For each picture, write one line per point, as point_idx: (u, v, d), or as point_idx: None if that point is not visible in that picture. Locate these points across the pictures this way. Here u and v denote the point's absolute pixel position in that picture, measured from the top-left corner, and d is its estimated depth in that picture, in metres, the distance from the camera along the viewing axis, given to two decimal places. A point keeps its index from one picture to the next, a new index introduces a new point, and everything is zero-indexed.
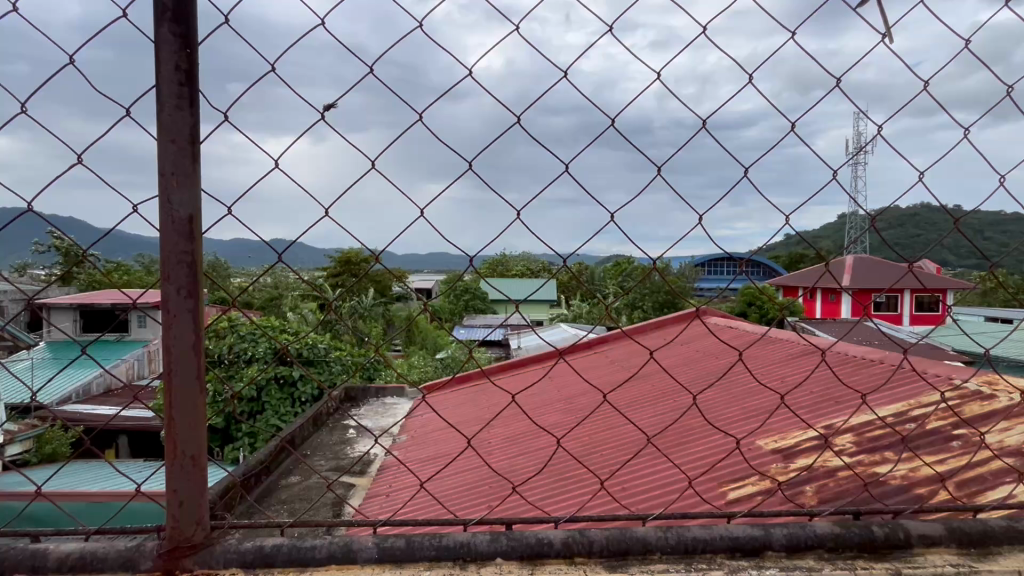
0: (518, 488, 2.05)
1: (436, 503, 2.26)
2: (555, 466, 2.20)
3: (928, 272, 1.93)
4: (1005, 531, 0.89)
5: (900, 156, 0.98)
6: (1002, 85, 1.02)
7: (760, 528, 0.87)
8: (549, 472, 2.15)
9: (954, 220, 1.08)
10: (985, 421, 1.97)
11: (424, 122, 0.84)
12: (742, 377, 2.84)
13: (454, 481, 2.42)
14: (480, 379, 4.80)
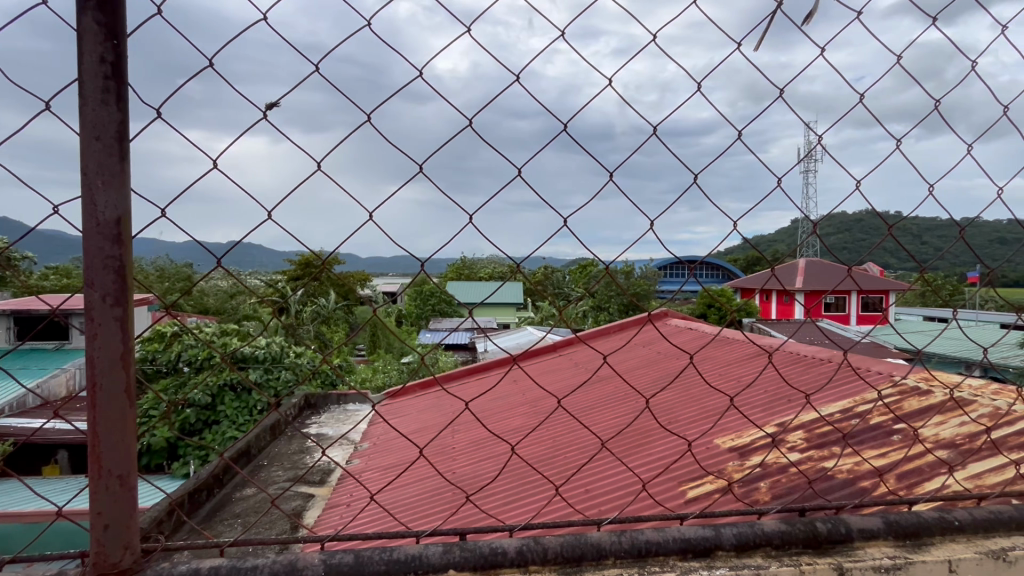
0: (482, 495, 2.03)
1: (393, 513, 2.22)
2: (519, 471, 2.20)
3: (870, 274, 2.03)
4: (936, 522, 0.94)
5: (845, 163, 1.02)
6: (931, 100, 1.09)
7: (711, 529, 0.89)
8: (511, 477, 2.14)
9: (890, 226, 1.14)
10: (922, 416, 2.09)
11: (372, 122, 0.81)
12: (699, 378, 2.91)
13: (415, 490, 2.38)
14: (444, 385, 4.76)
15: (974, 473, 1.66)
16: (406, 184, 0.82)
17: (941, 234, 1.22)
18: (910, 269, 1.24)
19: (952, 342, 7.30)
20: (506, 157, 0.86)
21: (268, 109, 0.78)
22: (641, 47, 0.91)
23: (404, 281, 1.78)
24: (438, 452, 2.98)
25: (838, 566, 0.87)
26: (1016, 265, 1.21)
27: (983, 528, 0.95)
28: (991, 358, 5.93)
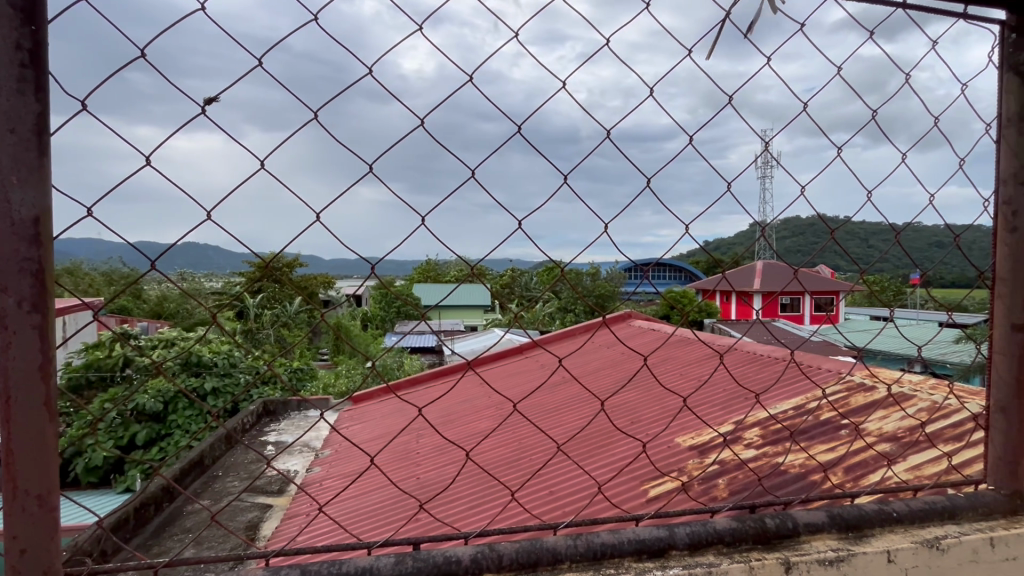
0: (446, 500, 2.02)
1: (353, 522, 2.18)
2: (484, 475, 2.19)
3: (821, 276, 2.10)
4: (876, 514, 0.98)
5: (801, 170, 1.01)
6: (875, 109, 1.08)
7: (665, 529, 0.90)
8: (476, 482, 2.13)
9: (832, 230, 1.18)
10: (866, 411, 2.19)
11: (318, 120, 0.76)
12: (661, 377, 2.98)
13: (379, 497, 2.34)
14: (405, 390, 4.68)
15: (914, 464, 1.75)
16: (354, 185, 0.76)
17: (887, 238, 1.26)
18: (855, 272, 1.28)
19: (895, 339, 7.72)
20: (460, 158, 0.82)
21: (206, 103, 0.73)
22: (597, 48, 0.90)
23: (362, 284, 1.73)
24: (400, 459, 2.93)
25: (785, 561, 0.90)
26: (951, 267, 1.26)
27: (918, 518, 0.99)
28: (930, 354, 6.30)
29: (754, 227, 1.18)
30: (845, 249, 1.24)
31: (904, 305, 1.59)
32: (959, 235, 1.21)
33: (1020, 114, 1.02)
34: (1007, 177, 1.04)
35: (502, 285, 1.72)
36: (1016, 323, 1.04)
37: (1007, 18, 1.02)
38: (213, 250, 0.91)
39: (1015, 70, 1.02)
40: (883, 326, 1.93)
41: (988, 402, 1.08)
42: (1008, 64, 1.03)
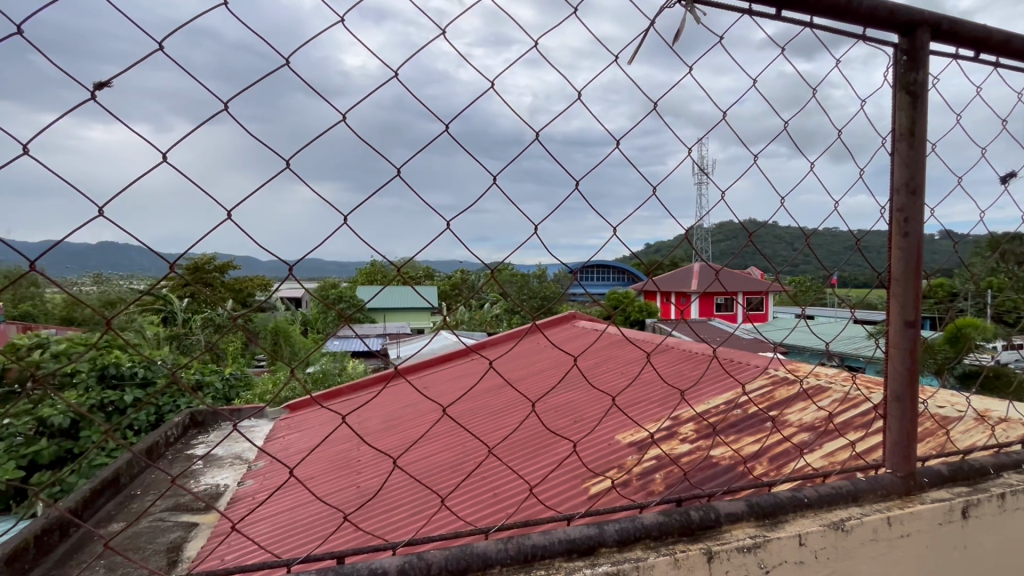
0: (392, 509, 1.97)
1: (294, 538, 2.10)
2: (428, 481, 2.15)
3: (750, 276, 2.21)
4: (789, 501, 1.04)
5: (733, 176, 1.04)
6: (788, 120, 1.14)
7: (595, 527, 0.92)
8: (421, 490, 2.09)
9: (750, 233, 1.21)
10: (789, 403, 2.35)
11: (230, 112, 0.73)
12: (604, 376, 3.05)
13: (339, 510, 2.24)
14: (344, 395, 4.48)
15: (828, 451, 1.89)
16: (271, 181, 0.75)
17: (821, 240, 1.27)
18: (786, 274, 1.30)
19: (813, 336, 8.37)
20: (383, 155, 0.83)
21: (98, 88, 0.66)
22: (521, 53, 0.91)
23: (306, 289, 1.63)
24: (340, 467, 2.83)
25: (707, 550, 0.93)
26: (868, 266, 1.32)
27: (826, 503, 1.07)
28: (843, 348, 6.88)
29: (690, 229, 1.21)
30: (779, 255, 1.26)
31: (822, 303, 1.70)
32: (860, 238, 1.28)
33: (910, 129, 1.12)
34: (900, 186, 1.14)
35: (450, 287, 1.69)
36: (909, 319, 1.14)
37: (899, 40, 1.12)
38: (128, 250, 0.81)
39: (906, 89, 1.12)
40: (803, 322, 2.06)
41: (886, 393, 1.17)
42: (900, 83, 1.13)
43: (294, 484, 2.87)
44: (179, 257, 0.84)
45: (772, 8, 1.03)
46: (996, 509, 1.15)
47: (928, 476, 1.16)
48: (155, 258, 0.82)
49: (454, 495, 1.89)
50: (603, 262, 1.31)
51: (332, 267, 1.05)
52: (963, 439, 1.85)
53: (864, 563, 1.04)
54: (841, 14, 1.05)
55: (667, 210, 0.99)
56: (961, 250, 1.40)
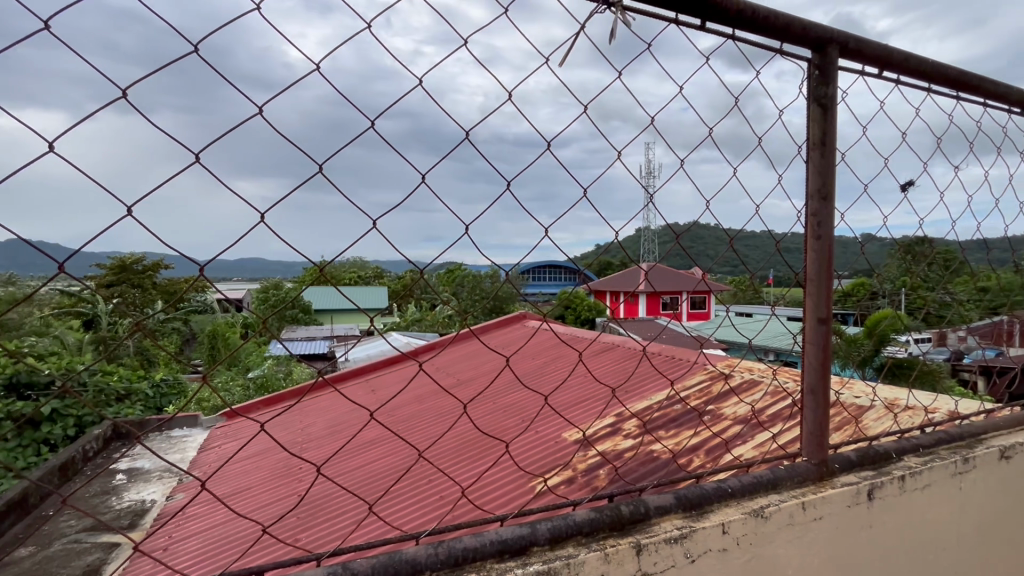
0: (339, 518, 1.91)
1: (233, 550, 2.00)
2: (378, 485, 2.10)
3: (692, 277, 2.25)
4: (714, 491, 1.09)
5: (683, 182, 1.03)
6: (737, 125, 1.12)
7: (527, 527, 0.92)
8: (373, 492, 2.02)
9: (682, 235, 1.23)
10: (725, 397, 2.46)
11: (128, 100, 0.67)
12: (553, 376, 3.08)
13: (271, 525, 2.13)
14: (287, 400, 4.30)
15: (759, 441, 2.00)
16: (176, 176, 0.68)
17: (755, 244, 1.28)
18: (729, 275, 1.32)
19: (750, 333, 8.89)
20: (305, 151, 0.76)
21: None
22: (456, 48, 0.85)
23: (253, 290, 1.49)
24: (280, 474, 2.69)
25: (636, 544, 0.95)
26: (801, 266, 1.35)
27: (748, 491, 1.12)
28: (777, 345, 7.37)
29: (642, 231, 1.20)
30: (716, 255, 1.28)
31: (758, 302, 1.77)
32: (779, 241, 1.29)
33: (821, 139, 1.20)
34: (814, 192, 1.21)
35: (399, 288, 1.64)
36: (822, 317, 1.22)
37: (812, 56, 1.20)
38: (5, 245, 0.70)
39: (818, 102, 1.20)
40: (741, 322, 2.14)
41: (803, 386, 1.25)
42: (813, 96, 1.20)
43: (229, 495, 2.71)
44: (73, 257, 0.73)
45: (697, 20, 1.08)
46: (897, 490, 1.25)
47: (839, 461, 1.25)
48: (43, 258, 0.71)
49: (404, 496, 1.87)
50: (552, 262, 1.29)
51: (277, 266, 0.99)
52: (875, 426, 2.02)
53: (782, 547, 1.10)
54: (760, 27, 1.11)
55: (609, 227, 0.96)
56: (873, 251, 1.51)
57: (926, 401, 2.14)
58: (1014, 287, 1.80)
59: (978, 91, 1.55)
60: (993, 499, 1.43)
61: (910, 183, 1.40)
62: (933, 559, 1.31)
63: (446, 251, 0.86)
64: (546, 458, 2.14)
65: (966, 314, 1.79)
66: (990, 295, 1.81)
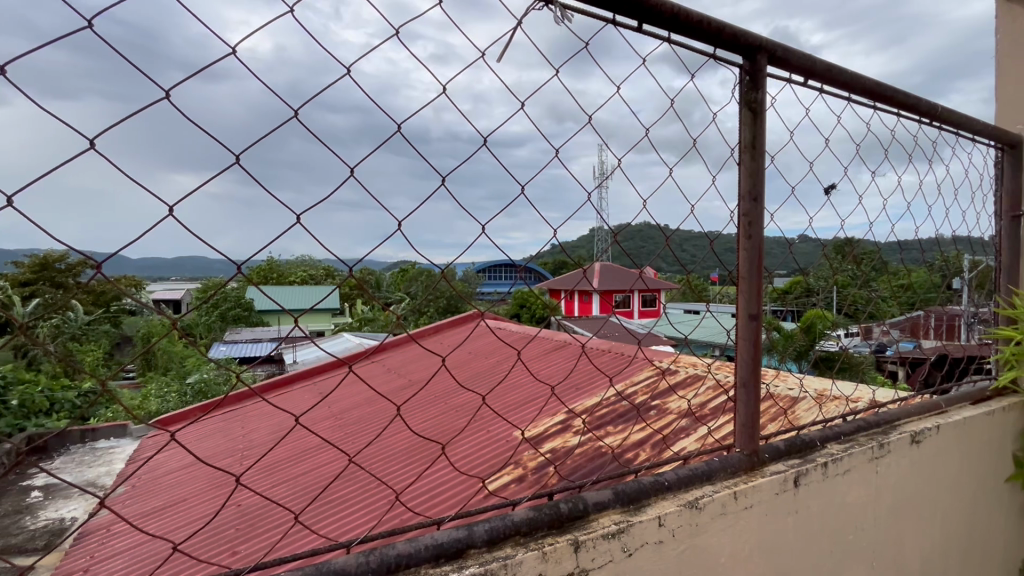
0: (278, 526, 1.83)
1: (168, 562, 1.88)
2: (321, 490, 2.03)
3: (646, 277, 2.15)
4: (651, 486, 1.11)
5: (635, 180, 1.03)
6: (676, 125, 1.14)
7: (464, 529, 0.91)
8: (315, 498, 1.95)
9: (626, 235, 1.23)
10: (671, 392, 2.53)
11: (7, 77, 0.60)
12: (506, 376, 3.08)
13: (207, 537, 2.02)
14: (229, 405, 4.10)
15: (700, 434, 2.07)
16: (67, 164, 0.62)
17: (698, 243, 1.28)
18: (675, 274, 1.33)
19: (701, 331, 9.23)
20: (220, 140, 0.71)
21: None
22: (387, 37, 0.81)
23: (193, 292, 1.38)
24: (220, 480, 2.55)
25: (575, 541, 0.95)
26: None
27: (684, 484, 1.15)
28: None
29: (598, 231, 1.18)
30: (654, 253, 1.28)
31: (701, 300, 1.81)
32: (712, 239, 1.29)
33: (752, 142, 1.25)
34: (745, 193, 1.26)
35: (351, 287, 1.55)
36: (752, 313, 1.27)
37: (743, 62, 1.24)
38: None
39: (749, 106, 1.24)
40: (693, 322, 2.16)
41: (736, 379, 1.30)
42: (744, 100, 1.25)
43: (159, 509, 2.54)
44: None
45: (634, 21, 1.09)
46: (821, 477, 1.32)
47: (769, 451, 1.31)
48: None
49: (356, 500, 1.83)
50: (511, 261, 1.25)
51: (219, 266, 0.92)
52: (805, 417, 2.14)
53: (715, 536, 1.13)
54: (694, 31, 1.14)
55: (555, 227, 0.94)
56: (805, 251, 1.58)
57: (850, 391, 2.29)
58: (927, 285, 1.94)
59: (893, 101, 1.66)
60: (905, 481, 1.54)
61: (835, 186, 1.48)
62: (853, 539, 1.40)
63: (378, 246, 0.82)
64: (495, 458, 2.13)
65: (886, 310, 1.92)
66: (908, 292, 1.94)
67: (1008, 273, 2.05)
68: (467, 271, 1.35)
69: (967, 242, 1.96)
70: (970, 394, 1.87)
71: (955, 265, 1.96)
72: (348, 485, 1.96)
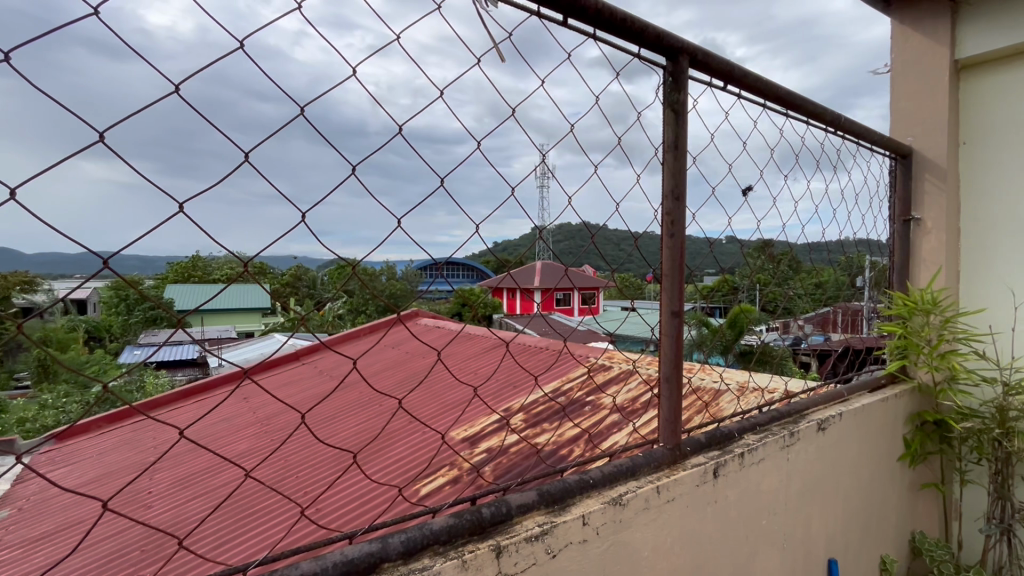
0: (184, 544, 1.67)
1: None
2: (235, 500, 1.88)
3: (587, 275, 2.00)
4: (576, 484, 1.11)
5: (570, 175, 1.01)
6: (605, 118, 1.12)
7: (377, 542, 0.86)
8: (229, 511, 1.80)
9: (566, 236, 1.19)
10: (607, 386, 2.58)
11: None
12: (441, 376, 3.01)
13: (100, 561, 1.80)
14: (148, 412, 3.74)
15: (629, 429, 2.11)
16: None
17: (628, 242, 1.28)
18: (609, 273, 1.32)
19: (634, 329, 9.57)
20: (78, 115, 0.62)
21: None
22: (284, 12, 0.75)
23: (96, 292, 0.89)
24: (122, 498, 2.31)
25: (496, 546, 0.92)
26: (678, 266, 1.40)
27: (608, 481, 1.16)
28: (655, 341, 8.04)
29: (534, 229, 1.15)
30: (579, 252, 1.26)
31: (631, 298, 1.84)
32: (638, 238, 1.28)
33: (674, 143, 1.27)
34: (667, 193, 1.28)
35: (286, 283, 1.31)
36: (675, 310, 1.30)
37: (666, 63, 1.26)
38: None
39: (671, 107, 1.27)
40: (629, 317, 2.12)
41: (659, 375, 1.32)
42: (667, 101, 1.27)
43: (48, 534, 2.25)
44: None
45: (559, 15, 1.07)
46: (738, 466, 1.38)
47: (690, 444, 1.35)
48: None
49: (276, 517, 1.71)
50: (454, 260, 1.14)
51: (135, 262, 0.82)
52: (727, 408, 2.24)
53: (639, 531, 1.15)
54: (618, 29, 1.14)
55: (477, 224, 0.91)
56: (729, 251, 1.64)
57: (767, 382, 2.43)
58: (834, 283, 2.09)
59: (804, 109, 1.76)
60: (813, 466, 1.64)
61: (752, 188, 1.55)
62: (766, 524, 1.47)
63: (278, 240, 0.75)
64: (427, 460, 2.08)
65: (799, 306, 2.04)
66: (820, 290, 2.07)
67: (899, 271, 2.24)
68: (402, 270, 1.28)
69: (870, 244, 2.13)
70: (868, 382, 2.04)
71: (858, 264, 2.12)
72: (265, 497, 1.82)
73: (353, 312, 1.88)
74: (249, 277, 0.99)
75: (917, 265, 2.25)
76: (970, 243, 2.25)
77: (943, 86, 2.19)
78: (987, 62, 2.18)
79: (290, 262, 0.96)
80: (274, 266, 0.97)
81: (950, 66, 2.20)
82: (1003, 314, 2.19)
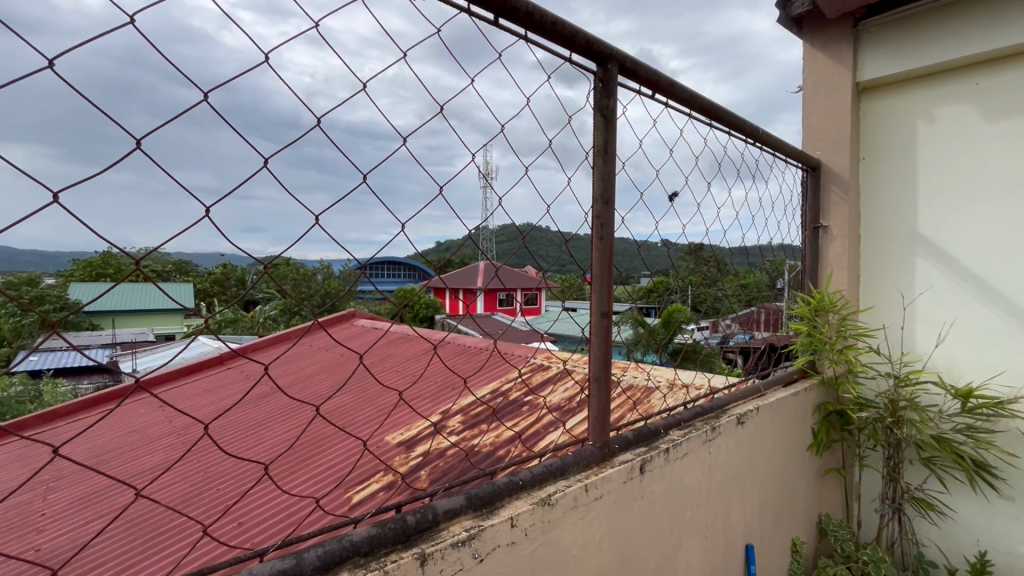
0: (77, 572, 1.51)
1: None
2: (140, 520, 1.72)
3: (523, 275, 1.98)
4: (505, 486, 1.10)
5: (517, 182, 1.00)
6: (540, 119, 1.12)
7: (292, 558, 0.81)
8: (134, 532, 1.65)
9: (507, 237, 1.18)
10: (544, 386, 2.61)
11: None
12: (377, 379, 2.92)
13: None
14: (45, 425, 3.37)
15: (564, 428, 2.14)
16: None
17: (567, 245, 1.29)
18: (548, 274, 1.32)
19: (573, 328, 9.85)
20: None
21: None
22: None
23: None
24: (8, 522, 2.05)
25: (421, 554, 0.90)
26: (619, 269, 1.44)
27: (538, 481, 1.16)
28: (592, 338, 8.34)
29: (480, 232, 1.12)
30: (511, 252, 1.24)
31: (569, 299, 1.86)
32: (569, 240, 1.29)
33: (604, 148, 1.30)
34: (598, 196, 1.31)
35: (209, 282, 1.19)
36: (604, 311, 1.32)
37: (597, 69, 1.28)
38: None
39: (601, 113, 1.29)
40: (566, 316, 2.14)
41: (589, 375, 1.35)
42: (598, 107, 1.29)
43: None
44: None
45: (490, 15, 1.06)
46: (663, 462, 1.43)
47: (618, 442, 1.38)
48: None
49: (188, 538, 1.58)
50: (391, 261, 1.08)
51: (23, 258, 0.72)
52: (657, 405, 2.34)
53: (568, 529, 1.16)
54: (549, 33, 1.15)
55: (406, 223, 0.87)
56: (659, 255, 1.71)
57: (694, 379, 2.55)
58: (756, 284, 2.23)
59: (727, 120, 1.86)
60: (733, 457, 1.74)
61: (677, 194, 1.62)
62: (690, 515, 1.54)
63: (180, 234, 0.69)
64: (359, 467, 2.01)
65: (724, 307, 2.16)
66: (747, 291, 2.20)
67: (809, 275, 2.43)
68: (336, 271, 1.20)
69: (786, 249, 2.28)
70: (782, 378, 2.19)
71: (776, 268, 2.27)
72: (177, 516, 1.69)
73: (280, 313, 1.78)
74: (156, 276, 0.89)
75: (824, 268, 2.45)
76: (868, 250, 2.47)
77: (847, 105, 2.40)
78: (883, 86, 2.41)
79: (214, 263, 0.87)
80: (185, 263, 0.88)
81: (853, 87, 2.41)
82: (893, 313, 2.43)
